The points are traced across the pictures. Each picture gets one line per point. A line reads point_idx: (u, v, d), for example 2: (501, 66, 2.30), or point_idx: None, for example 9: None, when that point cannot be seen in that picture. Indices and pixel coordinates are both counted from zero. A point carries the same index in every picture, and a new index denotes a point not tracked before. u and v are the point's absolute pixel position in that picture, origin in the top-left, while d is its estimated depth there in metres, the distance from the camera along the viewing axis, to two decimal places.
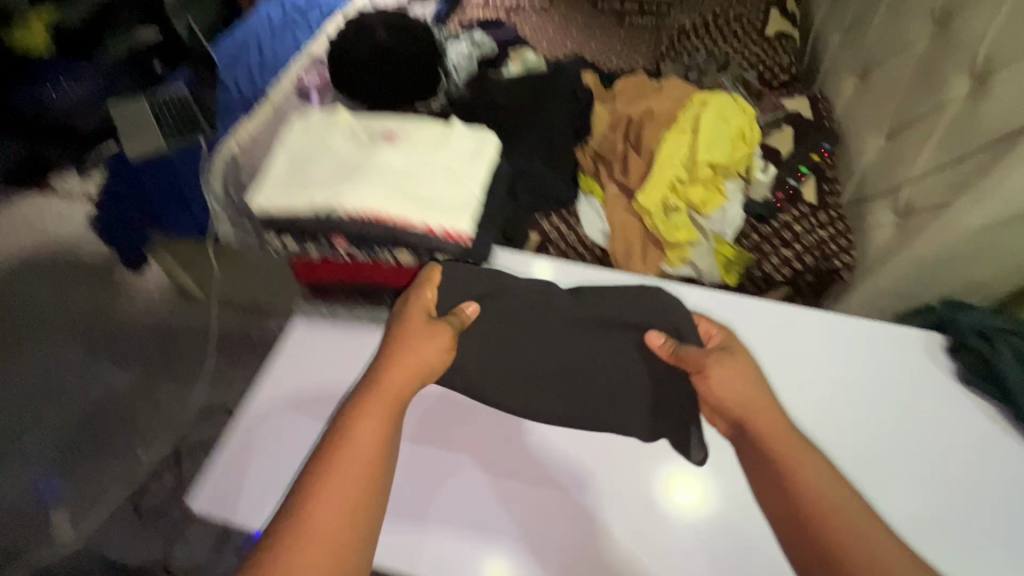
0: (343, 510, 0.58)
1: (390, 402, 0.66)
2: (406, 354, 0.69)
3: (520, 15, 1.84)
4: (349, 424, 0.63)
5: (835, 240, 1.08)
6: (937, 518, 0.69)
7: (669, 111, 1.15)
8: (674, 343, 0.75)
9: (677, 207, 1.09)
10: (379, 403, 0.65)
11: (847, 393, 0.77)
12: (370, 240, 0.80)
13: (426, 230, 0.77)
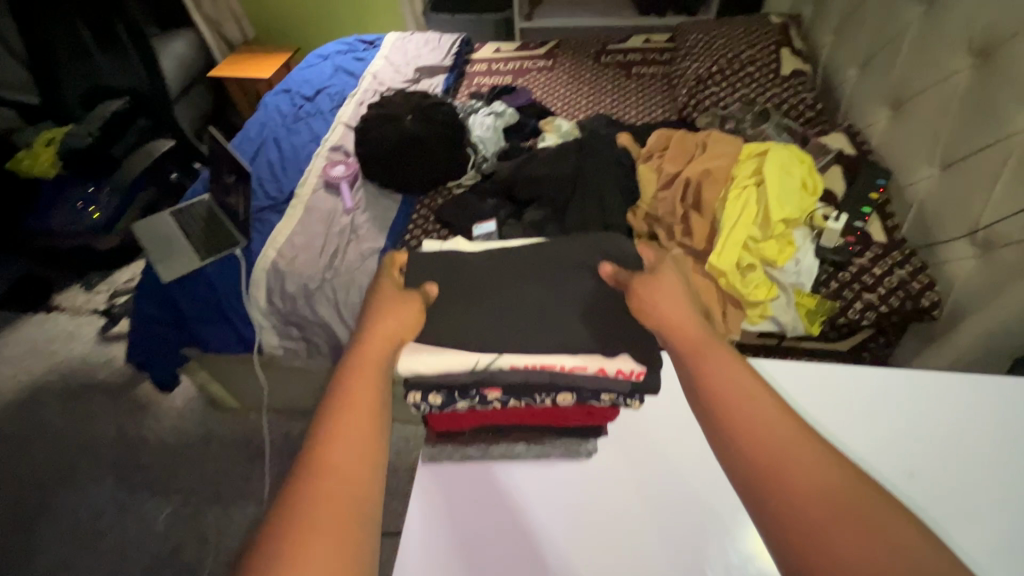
0: (330, 524, 0.43)
1: (375, 368, 0.53)
2: (368, 336, 0.56)
3: (528, 79, 1.86)
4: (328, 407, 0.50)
5: (916, 277, 1.05)
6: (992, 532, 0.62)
7: (724, 167, 1.13)
8: (620, 269, 0.64)
9: (753, 264, 1.05)
10: (359, 371, 0.53)
11: (931, 457, 0.68)
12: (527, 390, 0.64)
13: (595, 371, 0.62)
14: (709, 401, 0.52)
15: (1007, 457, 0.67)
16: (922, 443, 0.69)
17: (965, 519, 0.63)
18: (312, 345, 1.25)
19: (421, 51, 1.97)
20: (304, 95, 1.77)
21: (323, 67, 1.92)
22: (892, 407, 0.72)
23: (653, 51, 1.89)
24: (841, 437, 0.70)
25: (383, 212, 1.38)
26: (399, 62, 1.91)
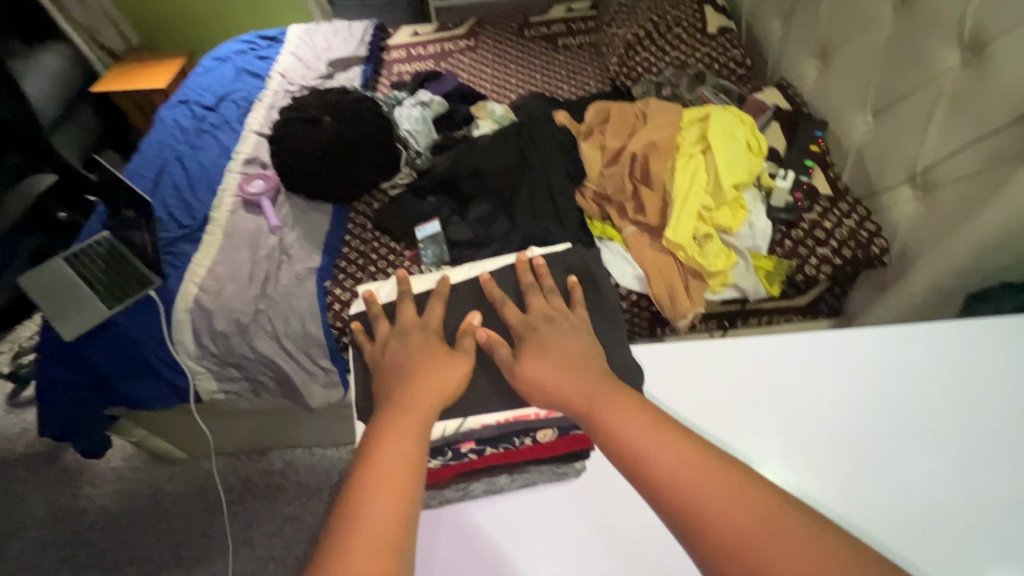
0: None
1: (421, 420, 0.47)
2: (406, 390, 0.49)
3: (451, 63, 1.75)
4: (368, 458, 0.43)
5: (863, 226, 1.06)
6: (979, 516, 0.55)
7: (670, 136, 1.09)
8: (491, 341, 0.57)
9: (709, 234, 1.03)
10: (395, 430, 0.45)
11: (891, 435, 0.60)
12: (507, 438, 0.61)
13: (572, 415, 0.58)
14: (628, 461, 0.44)
15: (993, 424, 0.60)
16: (881, 421, 0.61)
17: (958, 513, 0.55)
18: (257, 384, 1.14)
19: (332, 42, 1.81)
20: (206, 104, 1.59)
21: (223, 70, 1.73)
22: (839, 383, 0.63)
23: (577, 20, 1.83)
24: (806, 425, 0.61)
25: (315, 226, 1.26)
26: (308, 57, 1.75)
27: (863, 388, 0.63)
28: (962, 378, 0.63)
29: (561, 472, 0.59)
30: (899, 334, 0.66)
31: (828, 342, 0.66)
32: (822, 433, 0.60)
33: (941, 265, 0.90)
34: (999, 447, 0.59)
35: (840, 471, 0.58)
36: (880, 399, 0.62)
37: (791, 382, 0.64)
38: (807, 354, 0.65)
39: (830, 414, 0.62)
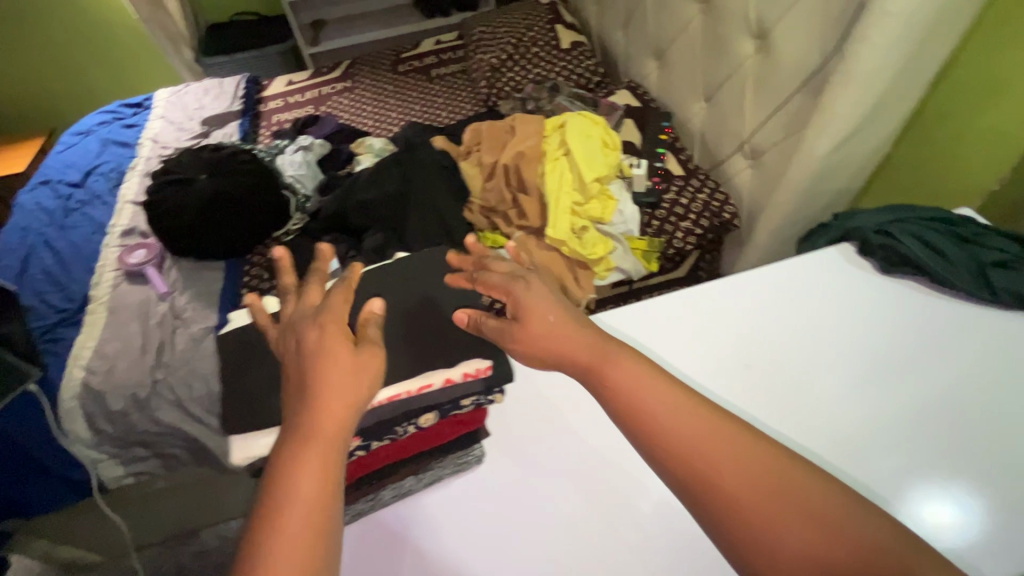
0: None
1: (337, 433, 0.47)
2: (316, 382, 0.49)
3: (331, 105, 1.79)
4: (293, 454, 0.45)
5: (715, 196, 1.20)
6: (869, 417, 0.68)
7: (536, 144, 1.18)
8: (479, 314, 0.62)
9: (585, 226, 1.13)
10: (308, 440, 0.46)
11: (798, 363, 0.73)
12: (387, 429, 0.60)
13: (447, 384, 0.59)
14: (630, 416, 0.52)
15: (865, 342, 0.75)
16: (776, 353, 0.74)
17: (851, 417, 0.68)
18: (169, 458, 1.09)
19: (203, 101, 1.79)
20: (71, 181, 1.51)
21: (87, 143, 1.66)
22: (738, 327, 0.77)
23: (446, 51, 1.93)
24: (722, 365, 0.73)
25: (206, 285, 1.24)
26: (179, 118, 1.72)
27: (776, 324, 0.77)
28: (848, 313, 0.78)
29: (460, 462, 0.64)
30: (782, 280, 0.81)
31: (727, 293, 0.80)
32: (734, 370, 0.73)
33: (777, 218, 1.05)
34: (873, 359, 0.73)
35: (752, 397, 0.70)
36: (784, 334, 0.76)
37: (704, 332, 0.76)
38: (713, 307, 0.78)
39: (736, 355, 0.74)
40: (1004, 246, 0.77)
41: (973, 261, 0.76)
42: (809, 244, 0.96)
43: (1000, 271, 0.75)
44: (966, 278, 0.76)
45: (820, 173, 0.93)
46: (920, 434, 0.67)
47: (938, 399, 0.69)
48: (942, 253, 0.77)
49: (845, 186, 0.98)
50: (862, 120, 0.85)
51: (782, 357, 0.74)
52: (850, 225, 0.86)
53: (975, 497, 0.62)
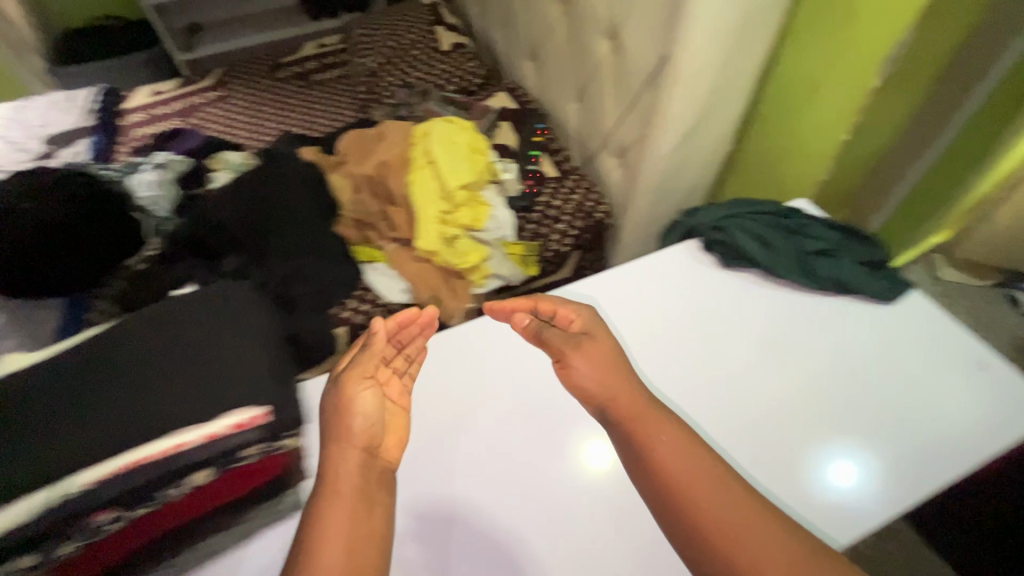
0: None
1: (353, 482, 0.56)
2: (343, 437, 0.59)
3: (200, 116, 1.65)
4: (325, 497, 0.54)
5: (588, 198, 1.21)
6: (765, 405, 0.70)
7: (401, 151, 1.13)
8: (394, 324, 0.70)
9: (456, 235, 1.10)
10: (336, 478, 0.56)
11: (683, 361, 0.74)
12: (135, 497, 0.46)
13: (213, 435, 0.48)
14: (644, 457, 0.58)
15: (755, 331, 0.77)
16: (664, 354, 0.75)
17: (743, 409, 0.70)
18: None
19: (48, 117, 1.60)
20: None
21: None
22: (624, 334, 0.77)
23: (329, 54, 1.84)
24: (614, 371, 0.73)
25: (37, 329, 1.17)
26: (17, 137, 1.52)
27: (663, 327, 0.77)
28: (730, 304, 0.80)
29: (274, 512, 0.60)
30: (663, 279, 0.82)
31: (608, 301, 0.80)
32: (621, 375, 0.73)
33: (645, 215, 1.06)
34: (763, 347, 0.76)
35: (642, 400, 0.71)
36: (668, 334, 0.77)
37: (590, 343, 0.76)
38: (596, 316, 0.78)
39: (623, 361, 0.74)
40: (822, 235, 0.82)
41: (796, 251, 0.80)
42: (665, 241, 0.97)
43: (819, 259, 0.80)
44: (792, 268, 0.79)
45: (669, 171, 0.95)
46: (815, 413, 0.70)
47: (808, 379, 0.73)
48: (770, 245, 0.81)
49: (697, 181, 1.01)
50: (699, 117, 0.87)
51: (669, 358, 0.74)
52: (691, 222, 0.88)
53: (868, 467, 0.66)
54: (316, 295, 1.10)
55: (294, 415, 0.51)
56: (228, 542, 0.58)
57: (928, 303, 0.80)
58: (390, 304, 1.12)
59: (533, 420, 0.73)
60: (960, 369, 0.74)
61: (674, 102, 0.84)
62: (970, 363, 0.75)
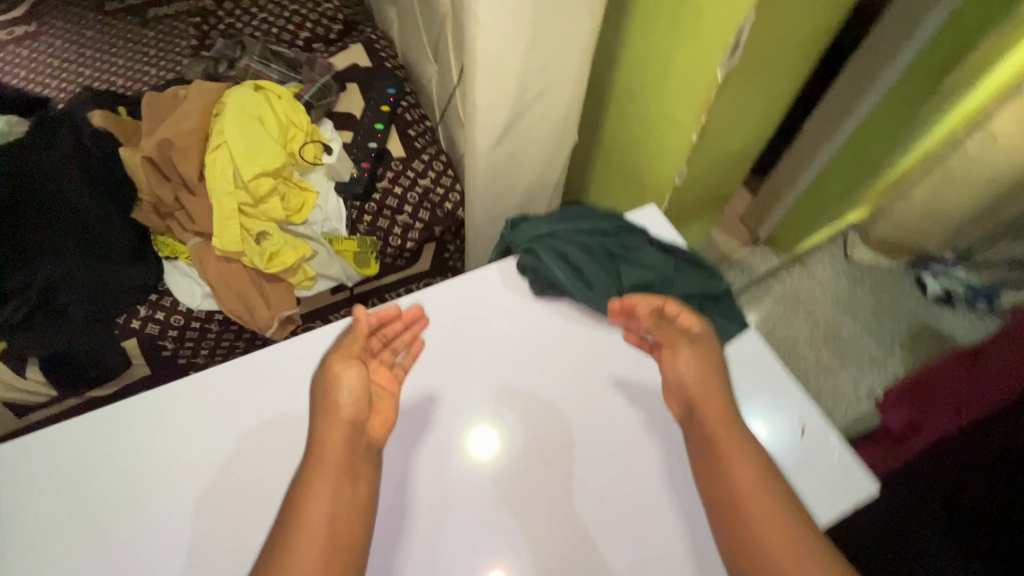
0: None
1: (344, 463, 0.53)
2: (329, 407, 0.56)
3: (2, 58, 1.35)
4: (313, 464, 0.53)
5: (438, 183, 1.03)
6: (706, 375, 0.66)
7: (194, 127, 0.91)
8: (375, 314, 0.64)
9: (265, 232, 0.92)
10: (324, 473, 0.52)
11: (559, 340, 0.67)
12: None
13: None
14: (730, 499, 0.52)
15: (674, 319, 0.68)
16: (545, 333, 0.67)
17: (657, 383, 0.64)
18: None
19: None
20: None
21: None
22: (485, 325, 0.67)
23: None
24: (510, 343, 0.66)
25: None
26: None
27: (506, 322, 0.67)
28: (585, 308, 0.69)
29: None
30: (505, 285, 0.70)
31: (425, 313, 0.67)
32: (501, 352, 0.66)
33: (488, 216, 0.88)
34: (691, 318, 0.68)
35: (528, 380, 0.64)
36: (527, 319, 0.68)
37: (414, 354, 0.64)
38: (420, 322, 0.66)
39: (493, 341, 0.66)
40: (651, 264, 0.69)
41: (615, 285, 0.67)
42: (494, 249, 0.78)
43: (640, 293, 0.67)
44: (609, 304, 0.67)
45: (497, 170, 0.78)
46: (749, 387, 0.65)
47: (743, 349, 0.67)
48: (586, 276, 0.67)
49: (541, 177, 0.84)
50: (516, 109, 0.69)
51: (549, 338, 0.67)
52: (506, 240, 0.73)
53: (794, 435, 0.63)
54: (86, 305, 0.90)
55: None
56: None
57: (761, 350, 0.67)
58: (193, 313, 0.96)
59: (504, 356, 0.65)
60: (780, 434, 0.63)
61: (477, 94, 0.65)
62: (790, 428, 0.63)
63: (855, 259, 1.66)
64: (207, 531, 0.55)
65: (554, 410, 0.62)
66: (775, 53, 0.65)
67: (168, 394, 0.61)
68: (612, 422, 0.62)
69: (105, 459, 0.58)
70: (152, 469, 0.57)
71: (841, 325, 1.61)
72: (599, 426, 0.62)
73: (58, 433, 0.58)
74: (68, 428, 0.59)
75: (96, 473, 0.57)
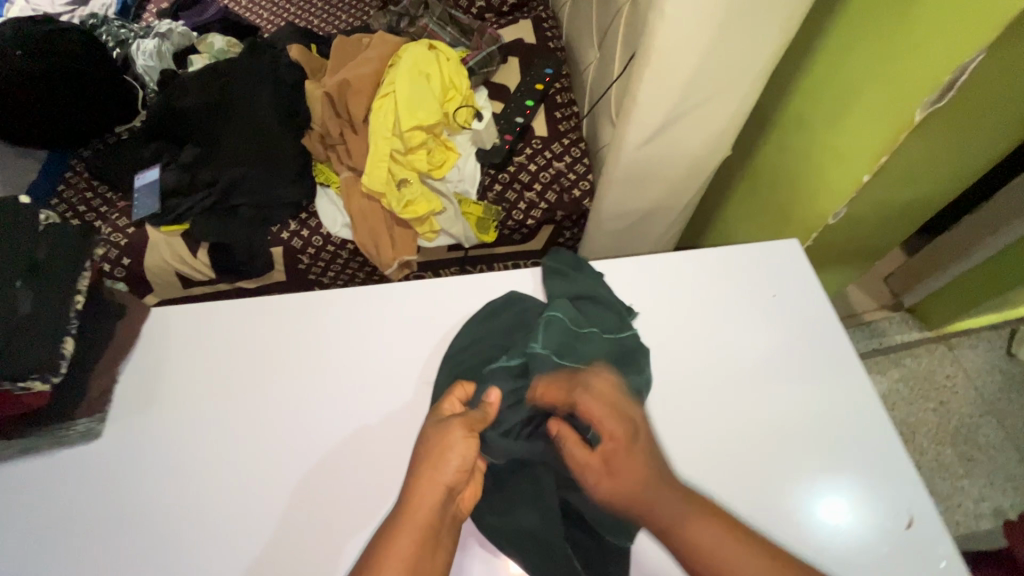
0: None
1: (424, 529, 0.48)
2: (429, 471, 0.51)
3: None
4: (396, 529, 0.48)
5: (572, 169, 1.05)
6: (819, 415, 0.63)
7: (370, 73, 1.01)
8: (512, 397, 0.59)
9: (407, 179, 0.99)
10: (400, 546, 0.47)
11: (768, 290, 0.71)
12: None
13: None
14: None
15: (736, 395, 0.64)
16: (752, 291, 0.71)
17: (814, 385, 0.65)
18: None
19: None
20: None
21: None
22: (658, 290, 0.72)
23: None
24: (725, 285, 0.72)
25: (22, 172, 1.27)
26: None
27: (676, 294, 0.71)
28: (704, 310, 0.71)
29: (61, 436, 0.60)
30: (665, 263, 0.74)
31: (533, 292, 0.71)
32: (694, 300, 0.71)
33: (614, 213, 0.87)
34: (801, 352, 0.67)
35: (740, 328, 0.69)
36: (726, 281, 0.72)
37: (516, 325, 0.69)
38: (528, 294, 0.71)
39: (684, 295, 0.71)
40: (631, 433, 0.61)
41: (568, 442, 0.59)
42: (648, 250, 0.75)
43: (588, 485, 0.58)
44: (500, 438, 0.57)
45: (637, 169, 0.77)
46: (871, 426, 0.63)
47: (866, 390, 0.64)
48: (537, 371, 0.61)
49: (678, 184, 0.82)
50: (677, 110, 0.68)
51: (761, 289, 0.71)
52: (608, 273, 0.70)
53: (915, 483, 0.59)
54: (254, 209, 1.06)
55: (36, 355, 0.50)
56: (12, 454, 0.60)
57: (880, 426, 0.62)
58: (331, 237, 1.07)
59: (708, 300, 0.71)
60: (881, 522, 0.57)
61: (640, 89, 0.65)
62: (897, 517, 0.57)
63: (1018, 360, 1.46)
64: (295, 440, 0.62)
65: (768, 360, 0.67)
66: (992, 103, 0.57)
67: (291, 306, 0.70)
68: (813, 391, 0.64)
69: (229, 349, 0.68)
70: (264, 368, 0.66)
71: (979, 429, 1.39)
72: (800, 381, 0.65)
73: (217, 326, 0.69)
74: (211, 312, 0.70)
75: (236, 366, 0.67)
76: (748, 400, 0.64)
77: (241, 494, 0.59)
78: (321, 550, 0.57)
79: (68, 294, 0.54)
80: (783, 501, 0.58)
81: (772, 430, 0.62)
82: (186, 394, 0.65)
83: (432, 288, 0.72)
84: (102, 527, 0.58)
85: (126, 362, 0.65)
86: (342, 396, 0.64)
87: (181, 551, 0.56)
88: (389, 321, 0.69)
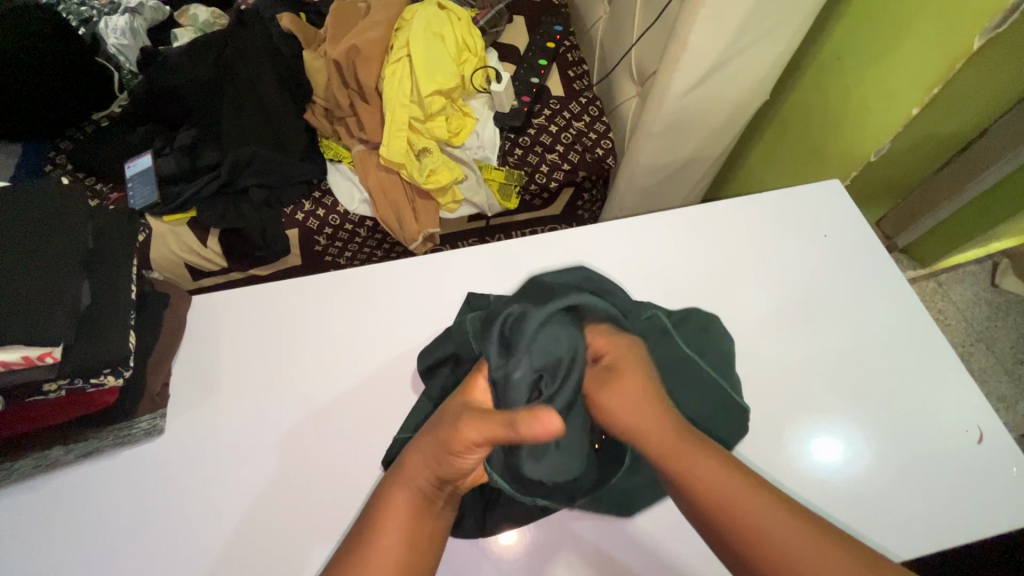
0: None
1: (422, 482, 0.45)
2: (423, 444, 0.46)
3: None
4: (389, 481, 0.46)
5: (592, 128, 1.03)
6: (881, 346, 0.65)
7: (379, 38, 0.99)
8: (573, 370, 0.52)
9: (427, 148, 0.96)
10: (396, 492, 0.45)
11: (822, 228, 0.72)
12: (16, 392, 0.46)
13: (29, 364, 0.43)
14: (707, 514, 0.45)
15: (802, 333, 0.65)
16: (809, 228, 0.72)
17: (876, 319, 0.67)
18: None
19: None
20: None
21: None
22: (719, 235, 0.72)
23: None
24: (783, 227, 0.73)
25: None
26: None
27: (735, 239, 0.71)
28: (763, 250, 0.71)
29: (123, 436, 0.57)
30: (720, 209, 0.73)
31: (591, 249, 0.70)
32: (751, 243, 0.71)
33: (650, 167, 0.86)
34: (858, 289, 0.69)
35: (798, 269, 0.70)
36: (781, 222, 0.73)
37: None
38: (585, 250, 0.70)
39: (740, 239, 0.71)
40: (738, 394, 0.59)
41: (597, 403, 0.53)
42: (741, 201, 0.74)
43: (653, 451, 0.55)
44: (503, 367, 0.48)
45: (676, 119, 0.77)
46: (929, 353, 0.65)
47: (922, 322, 0.67)
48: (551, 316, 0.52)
49: (713, 132, 0.82)
50: (724, 55, 0.67)
51: (823, 228, 0.72)
52: (732, 208, 0.74)
53: (975, 405, 0.62)
54: (264, 190, 1.00)
55: (113, 349, 0.47)
56: (73, 460, 0.56)
57: (936, 353, 0.65)
58: (349, 215, 1.03)
59: (762, 241, 0.72)
60: (954, 439, 0.60)
61: (692, 32, 0.63)
62: (967, 432, 0.61)
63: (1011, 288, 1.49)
64: (370, 417, 0.59)
65: (827, 296, 0.68)
66: None
67: (342, 281, 0.67)
68: (872, 323, 0.67)
69: (291, 328, 0.65)
70: (327, 347, 0.63)
71: (970, 356, 1.30)
72: (860, 316, 0.67)
73: (269, 308, 0.66)
74: (261, 293, 0.66)
75: (295, 346, 0.63)
76: (814, 337, 0.65)
77: (322, 480, 0.56)
78: (328, 516, 0.55)
79: (123, 289, 0.51)
80: (857, 431, 0.60)
81: (842, 365, 0.64)
82: (247, 383, 0.61)
83: (488, 250, 0.69)
84: (132, 516, 0.55)
85: (181, 353, 0.62)
86: (368, 362, 0.63)
87: (262, 545, 0.53)
88: (435, 286, 0.67)
